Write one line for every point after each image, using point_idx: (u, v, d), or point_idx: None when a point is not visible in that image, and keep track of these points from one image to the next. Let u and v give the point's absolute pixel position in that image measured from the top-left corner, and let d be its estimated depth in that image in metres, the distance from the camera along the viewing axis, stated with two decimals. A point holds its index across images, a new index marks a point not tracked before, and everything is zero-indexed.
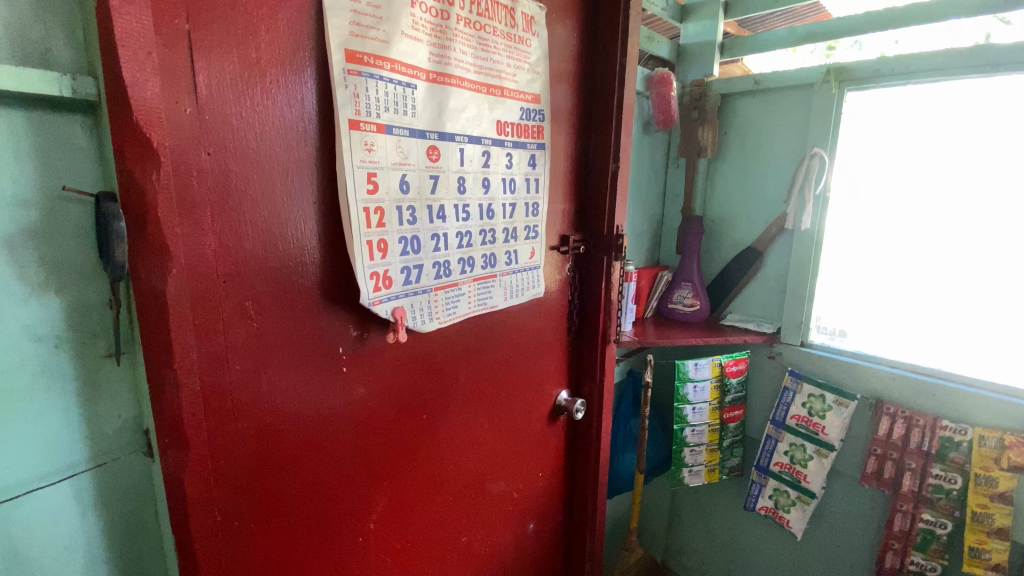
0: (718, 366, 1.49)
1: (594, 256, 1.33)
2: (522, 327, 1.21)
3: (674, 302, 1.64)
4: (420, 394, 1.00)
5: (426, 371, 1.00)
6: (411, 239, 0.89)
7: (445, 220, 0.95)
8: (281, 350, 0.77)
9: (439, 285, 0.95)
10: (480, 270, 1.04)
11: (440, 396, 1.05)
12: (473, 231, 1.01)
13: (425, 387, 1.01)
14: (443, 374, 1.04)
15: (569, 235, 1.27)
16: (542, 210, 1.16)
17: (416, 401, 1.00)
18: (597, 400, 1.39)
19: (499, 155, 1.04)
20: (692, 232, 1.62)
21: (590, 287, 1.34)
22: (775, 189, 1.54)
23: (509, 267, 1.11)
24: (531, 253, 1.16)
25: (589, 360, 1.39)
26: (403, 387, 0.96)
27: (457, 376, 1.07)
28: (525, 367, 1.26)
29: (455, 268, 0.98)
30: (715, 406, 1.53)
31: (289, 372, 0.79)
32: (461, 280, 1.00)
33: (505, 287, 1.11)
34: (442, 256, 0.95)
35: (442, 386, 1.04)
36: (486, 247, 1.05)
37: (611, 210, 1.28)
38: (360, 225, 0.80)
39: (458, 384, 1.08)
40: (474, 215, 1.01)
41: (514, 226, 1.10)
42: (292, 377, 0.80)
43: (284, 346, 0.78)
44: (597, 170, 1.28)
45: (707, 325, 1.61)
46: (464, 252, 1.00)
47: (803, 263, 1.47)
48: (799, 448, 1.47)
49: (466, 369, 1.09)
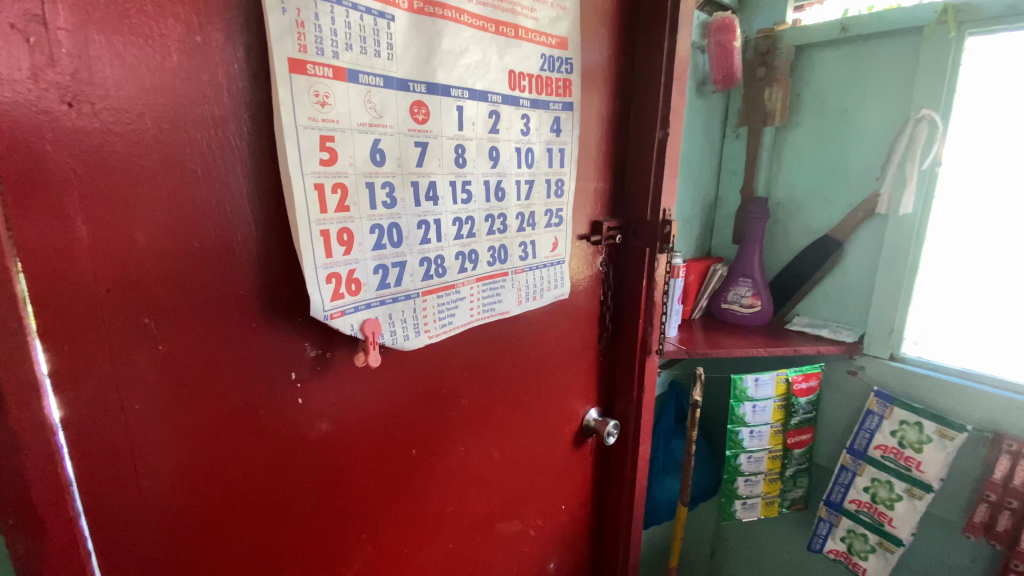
0: (784, 383, 1.23)
1: (633, 248, 1.07)
2: (542, 335, 0.98)
3: (730, 302, 1.37)
4: (409, 427, 0.79)
5: (416, 398, 0.78)
6: (388, 229, 0.66)
7: (438, 203, 0.72)
8: (204, 382, 0.57)
9: (428, 288, 0.72)
10: (485, 267, 0.81)
11: (436, 428, 0.83)
12: (476, 217, 0.78)
13: (415, 417, 0.79)
14: (439, 401, 0.82)
15: (602, 221, 1.02)
16: (568, 190, 0.91)
17: (403, 436, 0.79)
18: (633, 421, 1.15)
19: (512, 118, 0.80)
20: (754, 218, 1.33)
21: (628, 287, 1.09)
22: (863, 165, 1.23)
23: (524, 263, 0.87)
24: (554, 245, 0.91)
25: (624, 374, 1.15)
26: (385, 419, 0.75)
27: (458, 402, 0.86)
28: (546, 385, 1.03)
29: (451, 266, 0.75)
30: (778, 429, 1.27)
31: (218, 410, 0.59)
32: (461, 282, 0.77)
33: (519, 287, 0.87)
34: (433, 251, 0.72)
35: (437, 415, 0.83)
36: (493, 238, 0.81)
37: (657, 191, 1.02)
38: (311, 210, 0.58)
39: (460, 411, 0.87)
40: (478, 196, 0.77)
41: (530, 211, 0.86)
42: (224, 415, 0.59)
43: (207, 376, 0.57)
44: (639, 139, 1.02)
45: (769, 330, 1.33)
46: (464, 244, 0.77)
47: (898, 258, 1.17)
48: (883, 485, 1.20)
49: (470, 393, 0.87)
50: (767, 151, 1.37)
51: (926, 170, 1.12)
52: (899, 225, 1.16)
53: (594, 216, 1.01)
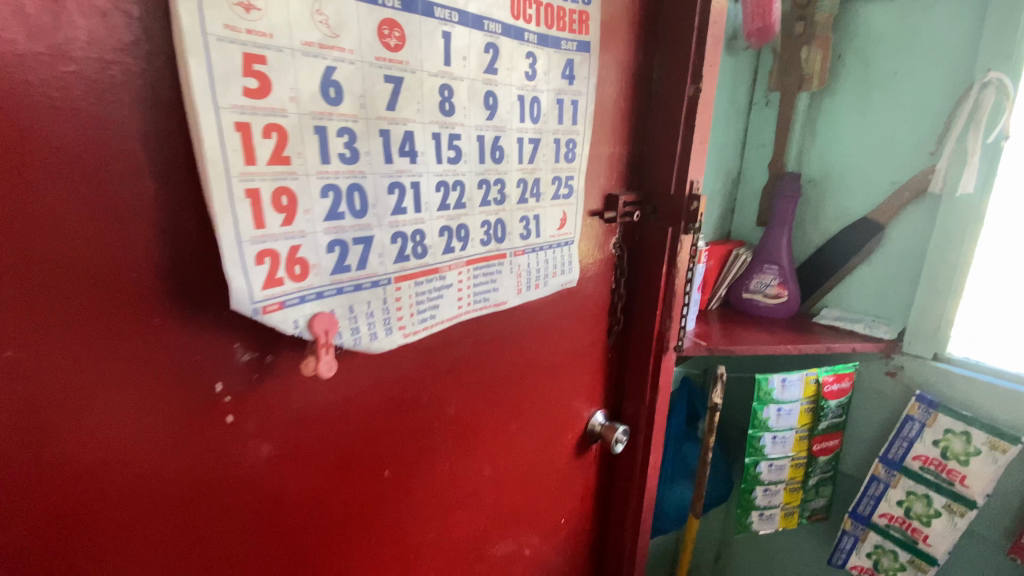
0: (813, 384, 1.09)
1: (653, 228, 0.91)
2: (543, 330, 0.82)
3: (753, 292, 1.22)
4: (379, 447, 0.63)
5: (388, 411, 0.63)
6: (348, 192, 0.50)
7: (417, 161, 0.55)
8: (78, 402, 0.42)
9: (403, 272, 0.56)
10: (477, 247, 0.64)
11: (415, 444, 0.68)
12: (467, 183, 0.61)
13: (388, 435, 0.64)
14: (418, 413, 0.67)
15: (619, 195, 0.86)
16: (581, 154, 0.74)
17: (371, 457, 0.63)
18: (644, 427, 1.01)
19: (514, 57, 0.63)
20: (783, 196, 1.17)
21: (644, 273, 0.94)
22: (914, 137, 1.07)
23: (525, 243, 0.71)
24: (561, 223, 0.75)
25: (637, 374, 1.00)
26: (347, 440, 0.60)
27: (441, 412, 0.70)
28: (547, 385, 0.88)
29: (434, 245, 0.58)
30: (804, 435, 1.13)
31: (105, 439, 0.43)
32: (446, 265, 0.61)
33: (519, 272, 0.71)
34: (411, 225, 0.56)
35: (416, 429, 0.67)
36: (488, 210, 0.64)
37: (683, 160, 0.86)
38: (232, 160, 0.42)
39: (444, 423, 0.71)
40: (470, 155, 0.61)
41: (534, 178, 0.69)
42: (112, 446, 0.44)
43: (84, 393, 0.42)
44: (663, 97, 0.85)
45: (795, 324, 1.19)
46: (452, 216, 0.60)
47: (950, 247, 1.01)
48: (919, 499, 1.07)
49: (457, 400, 0.72)
50: (800, 121, 1.21)
51: (990, 144, 0.95)
52: (955, 207, 1.00)
53: (610, 188, 0.85)
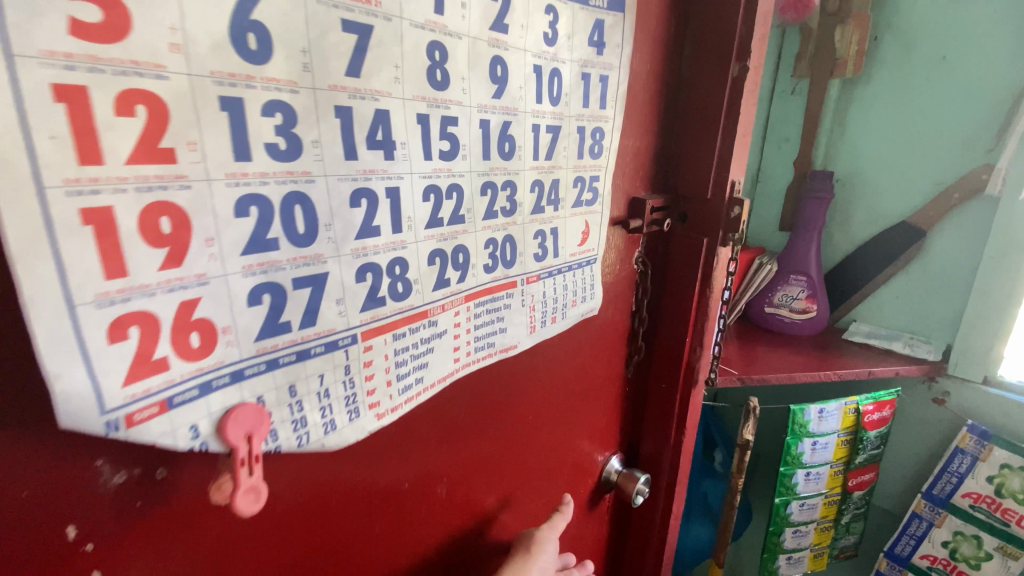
0: (852, 414, 0.95)
1: (683, 239, 0.74)
2: (554, 371, 0.65)
3: (777, 305, 1.07)
4: (414, 517, 0.52)
5: (427, 475, 0.51)
6: (284, 208, 0.31)
7: (394, 156, 0.36)
8: None
9: (376, 324, 0.37)
10: (480, 277, 0.46)
11: (445, 510, 0.56)
12: (467, 187, 0.43)
13: (423, 503, 0.52)
14: (460, 471, 0.56)
15: (647, 198, 0.67)
16: (608, 148, 0.56)
17: (404, 530, 0.51)
18: (666, 473, 0.85)
19: (529, 9, 0.45)
20: (813, 198, 1.03)
21: (671, 294, 0.77)
22: (965, 131, 0.93)
23: (540, 266, 0.53)
24: (583, 238, 0.58)
25: (659, 410, 0.83)
26: (381, 515, 0.48)
27: (481, 466, 0.59)
28: (561, 434, 0.72)
29: (421, 279, 0.40)
30: (839, 470, 0.99)
31: None
32: (438, 306, 0.42)
33: (532, 305, 0.53)
34: (385, 253, 0.37)
35: (453, 490, 0.56)
36: (494, 225, 0.46)
37: (724, 156, 0.69)
38: (48, 156, 0.22)
39: (479, 483, 0.60)
40: (471, 148, 0.42)
41: (551, 180, 0.51)
42: None
43: None
44: (699, 77, 0.68)
45: (826, 342, 1.04)
46: (446, 236, 0.42)
47: (1013, 257, 0.88)
48: (968, 540, 0.93)
49: (499, 451, 0.61)
50: (830, 112, 1.06)
51: None
52: (1018, 211, 0.87)
53: (635, 190, 0.67)
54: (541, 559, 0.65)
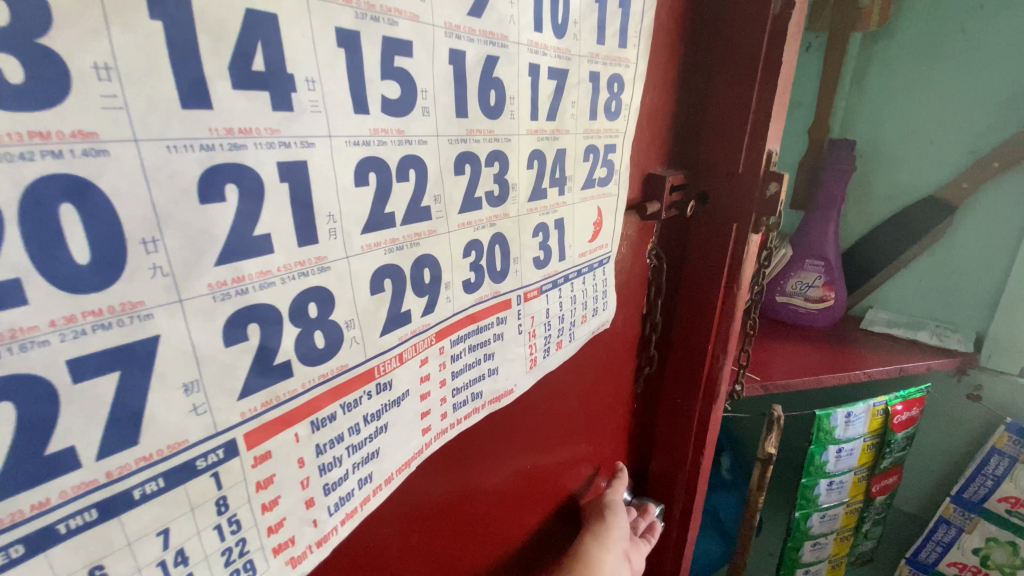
0: (881, 415, 0.83)
1: (705, 225, 0.58)
2: (553, 402, 0.50)
3: (791, 293, 0.89)
4: (499, 523, 0.49)
5: (508, 485, 0.48)
6: (27, 212, 0.14)
7: (297, 103, 0.19)
8: None
9: (272, 418, 0.20)
10: (457, 301, 0.30)
11: (483, 555, 0.49)
12: (431, 162, 0.26)
13: (501, 514, 0.49)
14: (539, 478, 0.53)
15: (665, 175, 0.51)
16: (627, 105, 0.40)
17: (485, 540, 0.48)
18: (681, 501, 0.72)
19: None
20: (830, 171, 0.85)
21: (691, 293, 0.61)
22: (1009, 88, 0.77)
23: (542, 275, 0.37)
24: (594, 232, 0.41)
25: (671, 428, 0.69)
26: (469, 526, 0.44)
27: (555, 474, 0.56)
28: (576, 460, 0.59)
29: (360, 319, 0.23)
30: (862, 475, 0.88)
31: None
32: (387, 363, 0.25)
33: (533, 330, 0.37)
34: (286, 285, 0.20)
35: (533, 496, 0.53)
36: (474, 221, 0.30)
37: (759, 117, 0.52)
38: None
39: (550, 494, 0.56)
40: (439, 97, 0.26)
41: (555, 151, 0.35)
42: None
43: None
44: (732, 8, 0.50)
45: (842, 335, 0.87)
46: (399, 243, 0.25)
47: None
48: (1002, 546, 0.85)
49: (567, 459, 0.57)
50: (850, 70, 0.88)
51: None
52: None
53: (651, 167, 0.52)
54: (619, 520, 0.61)
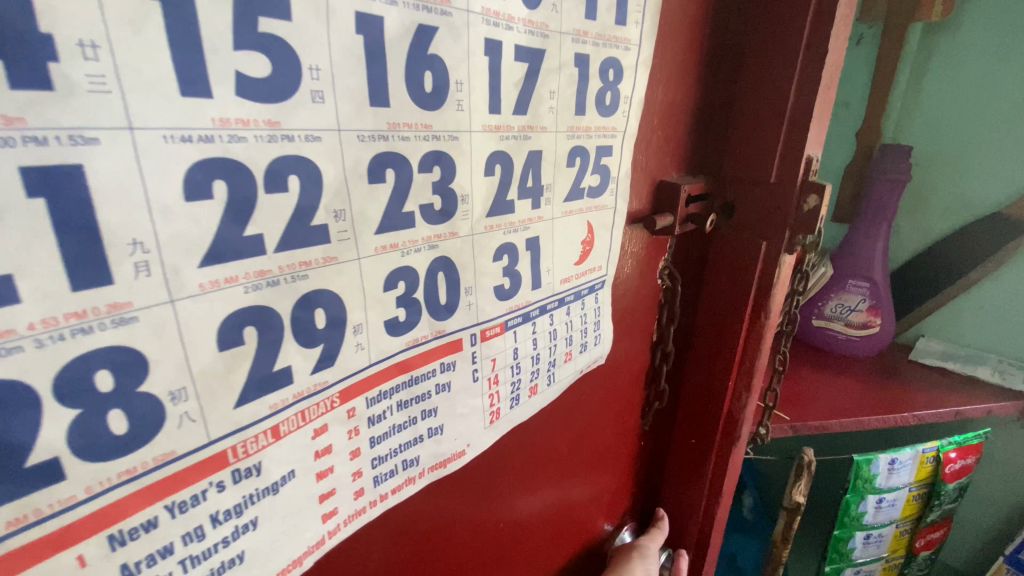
0: (931, 462, 0.72)
1: (730, 241, 0.49)
2: (554, 456, 0.40)
3: (828, 318, 0.74)
4: None
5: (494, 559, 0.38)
6: None
7: (63, 80, 0.13)
8: None
9: (24, 539, 0.14)
10: (378, 347, 0.22)
11: None
12: (329, 163, 0.19)
13: None
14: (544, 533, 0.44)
15: (680, 183, 0.43)
16: (626, 96, 0.31)
17: None
18: (691, 551, 0.63)
19: None
20: (880, 180, 0.69)
21: (714, 318, 0.52)
22: None
23: (506, 307, 0.28)
24: (583, 253, 0.32)
25: (683, 470, 0.61)
26: None
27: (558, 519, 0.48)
28: (581, 501, 0.52)
29: (198, 386, 0.17)
30: (905, 528, 0.77)
31: None
32: (249, 443, 0.18)
33: (495, 375, 0.28)
34: (47, 348, 0.14)
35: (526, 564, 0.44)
36: (401, 243, 0.21)
37: (797, 118, 0.42)
38: None
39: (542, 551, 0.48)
40: (340, 78, 0.18)
41: (526, 155, 0.26)
42: None
43: None
44: None
45: (890, 367, 0.72)
46: (274, 277, 0.18)
47: None
48: None
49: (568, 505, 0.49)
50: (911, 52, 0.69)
51: None
52: None
53: (665, 173, 0.43)
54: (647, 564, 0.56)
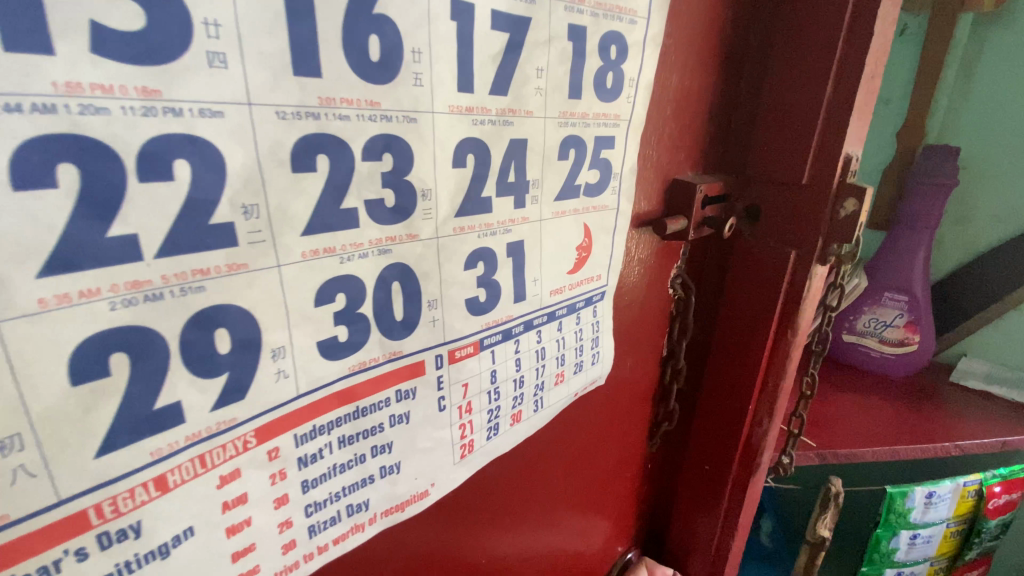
0: (974, 497, 0.65)
1: (750, 250, 0.43)
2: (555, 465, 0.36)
3: (860, 333, 0.66)
4: None
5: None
6: None
7: None
8: None
9: None
10: (308, 377, 0.17)
11: None
12: (233, 147, 0.14)
13: None
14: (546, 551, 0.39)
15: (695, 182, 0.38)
16: (631, 79, 0.25)
17: None
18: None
19: None
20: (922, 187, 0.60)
21: (732, 333, 0.46)
22: None
23: (482, 323, 0.23)
24: (577, 261, 0.27)
25: (693, 497, 0.55)
26: None
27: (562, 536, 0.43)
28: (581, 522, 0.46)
29: (40, 432, 0.13)
30: (940, 567, 0.70)
31: None
32: (122, 499, 0.15)
33: (468, 403, 0.24)
34: None
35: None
36: (340, 247, 0.17)
37: (833, 115, 0.37)
38: None
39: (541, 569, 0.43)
40: (248, 38, 0.14)
41: (507, 144, 0.21)
42: None
43: None
44: None
45: (927, 385, 0.64)
46: (156, 290, 0.14)
47: None
48: None
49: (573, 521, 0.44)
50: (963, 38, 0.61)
51: None
52: None
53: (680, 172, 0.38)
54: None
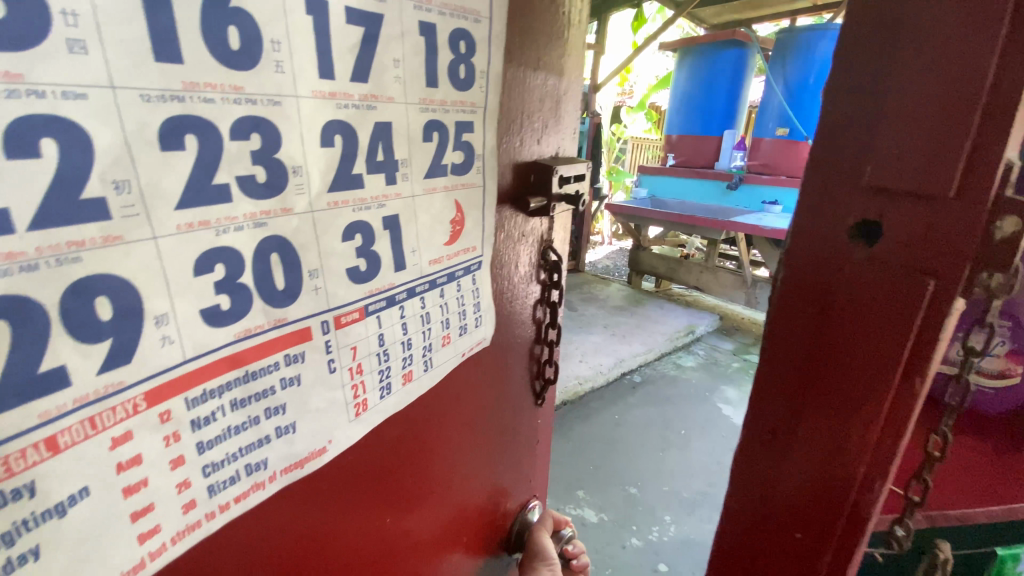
0: None
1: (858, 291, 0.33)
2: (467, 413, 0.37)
3: None
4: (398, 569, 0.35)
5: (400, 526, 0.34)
6: None
7: None
8: None
9: None
10: (195, 343, 0.19)
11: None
12: (98, 127, 0.15)
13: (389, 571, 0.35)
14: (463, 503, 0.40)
15: (554, 164, 0.35)
16: (481, 71, 0.29)
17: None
18: None
19: None
20: None
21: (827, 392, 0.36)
22: None
23: (365, 291, 0.25)
24: (452, 234, 0.30)
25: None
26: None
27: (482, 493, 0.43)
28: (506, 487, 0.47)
29: None
30: None
31: None
32: (14, 459, 0.15)
33: (358, 364, 0.26)
34: None
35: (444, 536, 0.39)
36: (215, 220, 0.18)
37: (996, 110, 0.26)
38: None
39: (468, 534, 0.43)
40: (108, 27, 0.15)
41: (372, 127, 0.23)
42: None
43: None
44: None
45: None
46: (27, 261, 0.14)
47: None
48: None
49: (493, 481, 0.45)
50: None
51: None
52: None
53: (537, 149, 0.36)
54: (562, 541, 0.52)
